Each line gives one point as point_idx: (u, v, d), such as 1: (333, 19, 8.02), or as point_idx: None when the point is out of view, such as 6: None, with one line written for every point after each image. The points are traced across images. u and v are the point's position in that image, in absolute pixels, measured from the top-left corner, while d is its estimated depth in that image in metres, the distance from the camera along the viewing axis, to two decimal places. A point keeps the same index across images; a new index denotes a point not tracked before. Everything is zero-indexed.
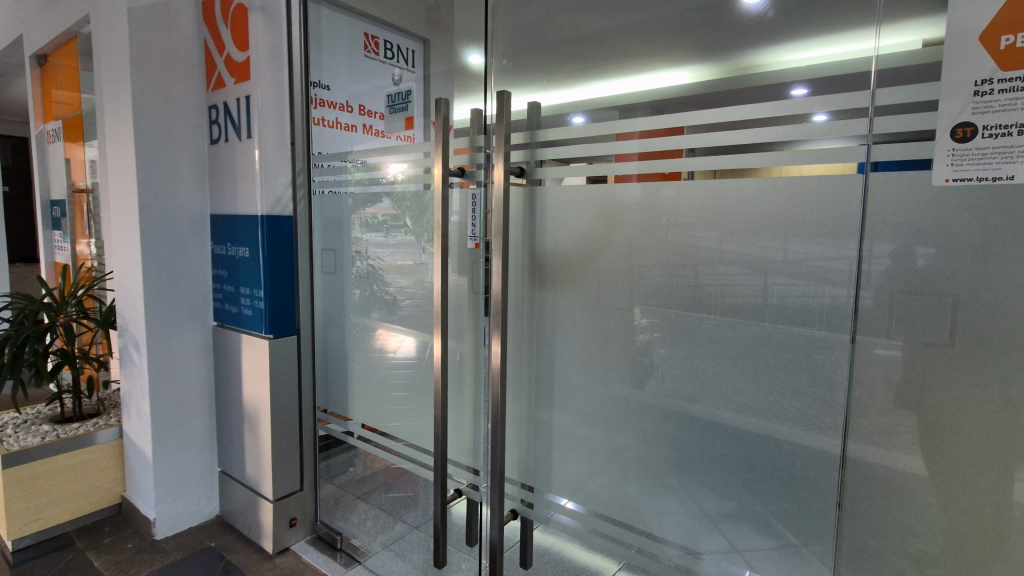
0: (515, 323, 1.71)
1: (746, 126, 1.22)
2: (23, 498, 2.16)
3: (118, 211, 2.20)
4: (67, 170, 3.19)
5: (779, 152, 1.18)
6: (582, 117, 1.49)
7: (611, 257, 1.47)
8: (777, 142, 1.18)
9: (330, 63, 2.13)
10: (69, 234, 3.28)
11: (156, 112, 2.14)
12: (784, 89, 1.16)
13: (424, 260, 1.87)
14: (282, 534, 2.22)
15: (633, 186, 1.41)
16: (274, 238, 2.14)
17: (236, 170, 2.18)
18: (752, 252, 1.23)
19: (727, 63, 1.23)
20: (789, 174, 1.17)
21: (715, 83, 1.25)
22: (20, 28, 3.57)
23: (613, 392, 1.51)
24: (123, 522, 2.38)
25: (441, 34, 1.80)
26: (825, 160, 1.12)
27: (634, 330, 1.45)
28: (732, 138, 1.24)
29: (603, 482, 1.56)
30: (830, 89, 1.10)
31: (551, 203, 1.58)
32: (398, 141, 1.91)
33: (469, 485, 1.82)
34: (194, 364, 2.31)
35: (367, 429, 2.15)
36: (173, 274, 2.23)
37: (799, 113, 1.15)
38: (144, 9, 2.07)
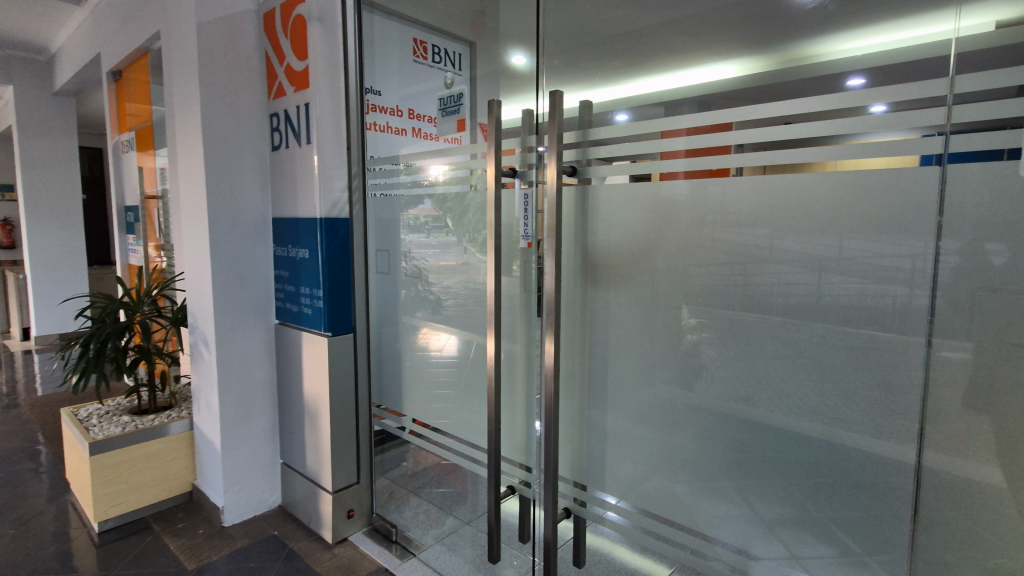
0: (567, 322, 1.71)
1: (800, 119, 1.18)
2: (107, 484, 2.32)
3: (189, 216, 2.33)
4: (140, 177, 3.40)
5: (834, 146, 1.14)
6: (625, 113, 1.49)
7: (664, 256, 1.45)
8: (833, 135, 1.14)
9: (382, 69, 2.20)
10: (142, 238, 3.49)
11: (223, 122, 2.25)
12: (839, 81, 1.12)
13: (468, 259, 1.91)
14: (340, 525, 2.30)
15: (679, 184, 1.40)
16: (331, 239, 2.22)
17: (296, 174, 2.27)
18: (805, 250, 1.19)
19: (784, 54, 1.19)
20: (846, 168, 1.13)
21: (766, 77, 1.22)
22: (97, 46, 3.84)
23: (666, 392, 1.49)
24: (195, 509, 2.52)
25: (489, 35, 1.82)
26: (885, 152, 1.08)
27: (682, 330, 1.44)
28: (782, 134, 1.21)
29: (657, 483, 1.54)
30: (889, 80, 1.06)
31: (602, 201, 1.58)
32: (447, 143, 1.94)
33: (522, 482, 1.84)
34: (258, 361, 2.42)
35: (418, 424, 2.19)
36: (239, 275, 2.34)
37: (854, 105, 1.10)
38: (210, 24, 2.19)
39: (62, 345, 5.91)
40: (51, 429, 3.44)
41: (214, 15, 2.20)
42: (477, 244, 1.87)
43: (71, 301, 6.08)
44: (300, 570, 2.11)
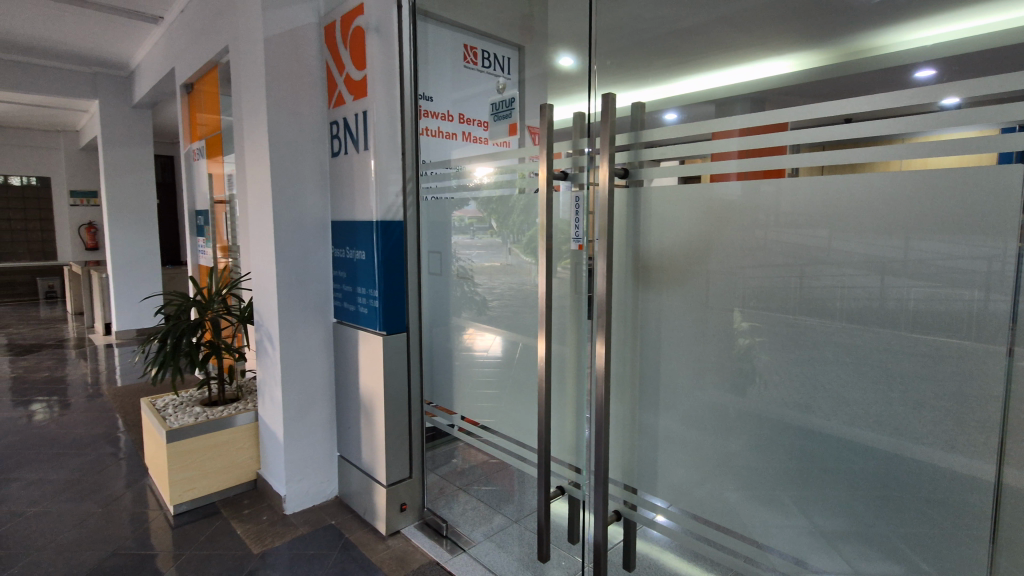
0: (618, 324, 1.70)
1: (862, 116, 1.14)
2: (182, 469, 2.49)
3: (256, 220, 2.47)
4: (210, 183, 3.61)
5: (899, 144, 1.10)
6: (674, 113, 1.48)
7: (719, 258, 1.43)
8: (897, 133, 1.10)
9: (435, 76, 2.26)
10: (211, 240, 3.71)
11: (287, 130, 2.37)
12: (907, 75, 1.06)
13: (511, 260, 1.96)
14: (394, 517, 2.38)
15: (732, 185, 1.39)
16: (386, 241, 2.30)
17: (354, 179, 2.36)
18: (867, 252, 1.15)
19: (840, 47, 1.13)
20: (911, 167, 1.09)
21: (823, 72, 1.17)
22: (172, 61, 4.12)
23: (720, 396, 1.47)
24: (259, 497, 2.66)
25: (539, 39, 1.83)
26: (955, 150, 1.04)
27: (734, 334, 1.42)
28: (842, 132, 1.17)
29: (710, 489, 1.52)
30: (964, 73, 1.00)
31: (653, 203, 1.57)
32: (498, 147, 1.98)
33: (571, 482, 1.84)
34: (318, 357, 2.53)
35: (467, 421, 2.24)
36: (301, 276, 2.46)
37: (922, 101, 1.05)
38: (276, 38, 2.31)
39: (141, 340, 6.36)
40: (130, 417, 3.71)
41: (280, 30, 2.32)
42: (520, 245, 1.91)
43: (149, 299, 6.53)
44: (355, 559, 2.19)
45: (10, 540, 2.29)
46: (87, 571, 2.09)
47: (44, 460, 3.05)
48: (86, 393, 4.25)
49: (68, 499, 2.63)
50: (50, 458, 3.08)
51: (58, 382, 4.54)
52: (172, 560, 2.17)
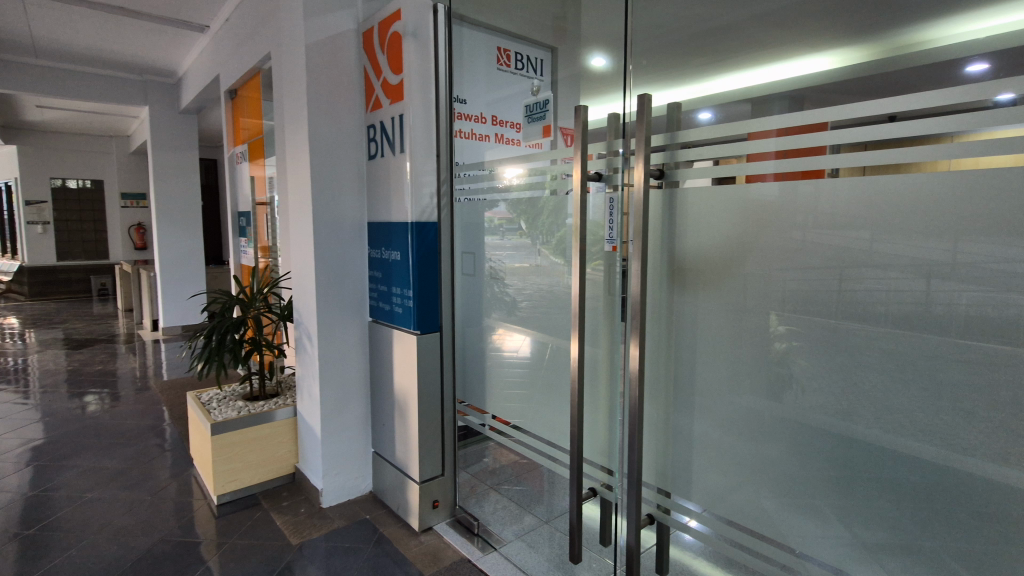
0: (652, 327, 1.69)
1: (907, 115, 1.10)
2: (225, 461, 2.58)
3: (296, 221, 2.55)
4: (251, 186, 3.73)
5: (946, 143, 1.06)
6: (709, 113, 1.46)
7: (758, 260, 1.40)
8: (944, 132, 1.07)
9: (470, 79, 2.29)
10: (252, 241, 3.84)
11: (326, 134, 2.43)
12: (959, 71, 1.02)
13: (538, 261, 1.98)
14: (426, 514, 2.41)
15: (769, 186, 1.36)
16: (421, 242, 2.34)
17: (390, 181, 2.41)
18: (915, 255, 1.11)
19: (883, 43, 1.10)
20: (959, 167, 1.05)
21: (867, 69, 1.14)
22: (217, 68, 4.28)
23: (757, 401, 1.44)
24: (297, 490, 2.74)
25: (572, 40, 1.84)
26: (1007, 149, 1.00)
27: (770, 338, 1.40)
28: (885, 132, 1.14)
29: (746, 495, 1.49)
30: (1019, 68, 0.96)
31: (689, 204, 1.55)
32: (531, 148, 1.99)
33: (604, 485, 1.84)
34: (354, 355, 2.59)
35: (499, 421, 2.25)
36: (338, 275, 2.52)
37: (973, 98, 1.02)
38: (316, 44, 2.38)
39: (186, 335, 6.62)
40: (176, 410, 3.87)
41: (320, 36, 2.39)
42: (550, 246, 1.93)
43: (194, 296, 6.80)
44: (389, 554, 2.23)
45: (68, 524, 2.42)
46: (138, 556, 2.20)
47: (96, 449, 3.21)
48: (135, 386, 4.45)
49: (119, 487, 2.76)
50: (102, 447, 3.24)
51: (110, 376, 4.77)
52: (216, 548, 2.25)
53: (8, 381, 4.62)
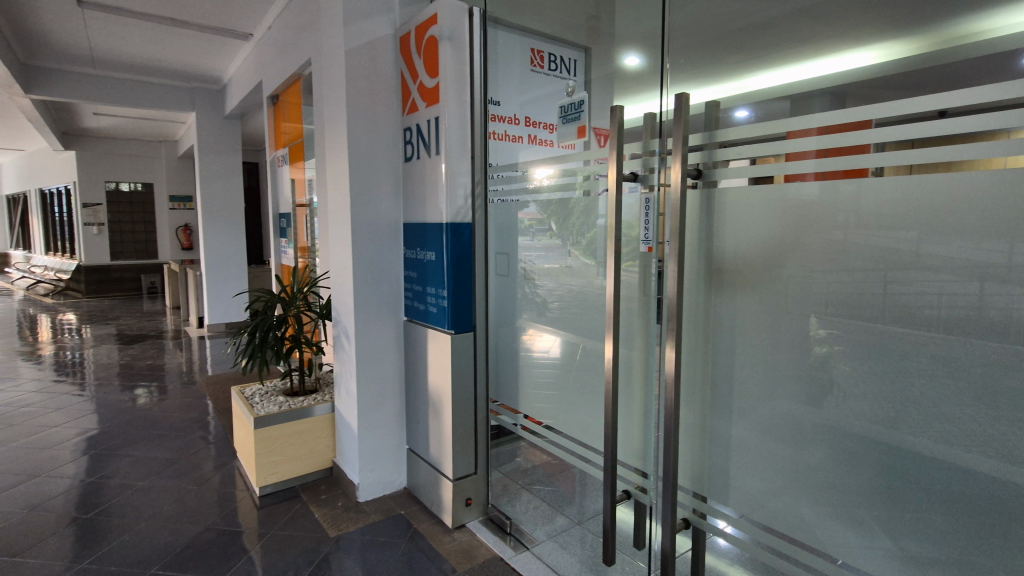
0: (688, 329, 1.67)
1: (956, 111, 1.06)
2: (266, 454, 2.67)
3: (335, 222, 2.61)
4: (292, 188, 3.85)
5: (999, 140, 1.02)
6: (747, 110, 1.43)
7: (798, 261, 1.37)
8: (997, 128, 1.02)
9: (505, 81, 2.31)
10: (292, 241, 3.96)
11: (363, 137, 2.49)
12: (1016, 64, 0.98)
13: (569, 261, 1.99)
14: (459, 511, 2.44)
15: (810, 186, 1.33)
16: (456, 242, 2.37)
17: (426, 183, 2.45)
18: (967, 257, 1.07)
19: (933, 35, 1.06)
20: (1014, 164, 1.01)
21: (916, 64, 1.10)
22: (260, 74, 4.43)
23: (797, 405, 1.41)
24: (334, 483, 2.81)
25: (606, 39, 1.83)
26: None
27: (810, 342, 1.36)
28: (933, 129, 1.10)
29: (785, 502, 1.45)
30: None
31: (727, 205, 1.53)
32: (564, 149, 2.00)
33: (638, 487, 1.82)
34: (389, 354, 2.64)
35: (531, 421, 2.25)
36: (375, 275, 2.57)
37: None
38: (354, 49, 2.43)
39: (230, 332, 6.87)
40: (220, 404, 4.03)
41: (358, 42, 2.44)
42: (580, 246, 1.94)
43: (238, 295, 7.05)
44: (423, 549, 2.26)
45: (121, 510, 2.55)
46: (185, 543, 2.30)
47: (146, 440, 3.36)
48: (182, 380, 4.65)
49: (168, 476, 2.89)
50: (151, 438, 3.39)
51: (159, 370, 5.00)
52: (257, 538, 2.33)
53: (67, 374, 4.89)
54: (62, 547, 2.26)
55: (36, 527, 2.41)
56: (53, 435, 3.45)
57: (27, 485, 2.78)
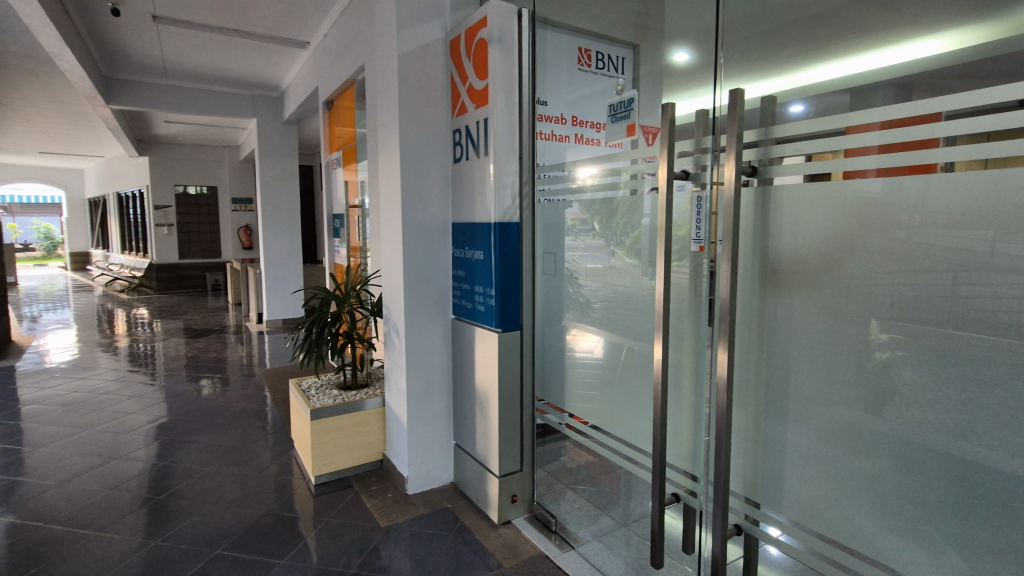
0: (742, 330, 1.63)
1: None
2: (320, 445, 2.78)
3: (387, 222, 2.70)
4: (345, 189, 3.98)
5: None
6: (803, 105, 1.39)
7: (859, 262, 1.31)
8: None
9: (553, 81, 2.32)
10: (345, 241, 4.10)
11: (414, 139, 2.55)
12: None
13: (613, 261, 2.00)
14: (505, 508, 2.47)
15: (872, 182, 1.27)
16: (504, 242, 2.40)
17: (475, 184, 2.49)
18: None
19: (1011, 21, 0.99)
20: None
21: (992, 53, 1.03)
22: (316, 80, 4.61)
23: (857, 411, 1.35)
24: (384, 475, 2.90)
25: (655, 36, 1.81)
26: None
27: (870, 346, 1.31)
28: (1009, 121, 1.03)
29: (845, 512, 1.40)
30: None
31: (784, 203, 1.48)
32: (612, 148, 1.99)
33: (687, 491, 1.79)
34: (436, 351, 2.70)
35: (577, 420, 2.25)
36: (424, 274, 2.64)
37: None
38: (406, 54, 2.50)
39: (287, 328, 7.20)
40: (278, 396, 4.23)
41: (410, 47, 2.51)
42: (624, 246, 1.94)
43: (294, 292, 7.37)
44: (469, 543, 2.30)
45: (188, 493, 2.72)
46: (247, 526, 2.42)
47: (211, 428, 3.58)
48: (244, 372, 4.91)
49: (230, 463, 3.06)
50: (215, 427, 3.60)
51: (222, 362, 5.29)
52: (313, 525, 2.44)
53: (141, 364, 5.26)
54: (138, 525, 2.43)
55: (115, 505, 2.60)
56: (129, 421, 3.71)
57: (106, 467, 3.00)
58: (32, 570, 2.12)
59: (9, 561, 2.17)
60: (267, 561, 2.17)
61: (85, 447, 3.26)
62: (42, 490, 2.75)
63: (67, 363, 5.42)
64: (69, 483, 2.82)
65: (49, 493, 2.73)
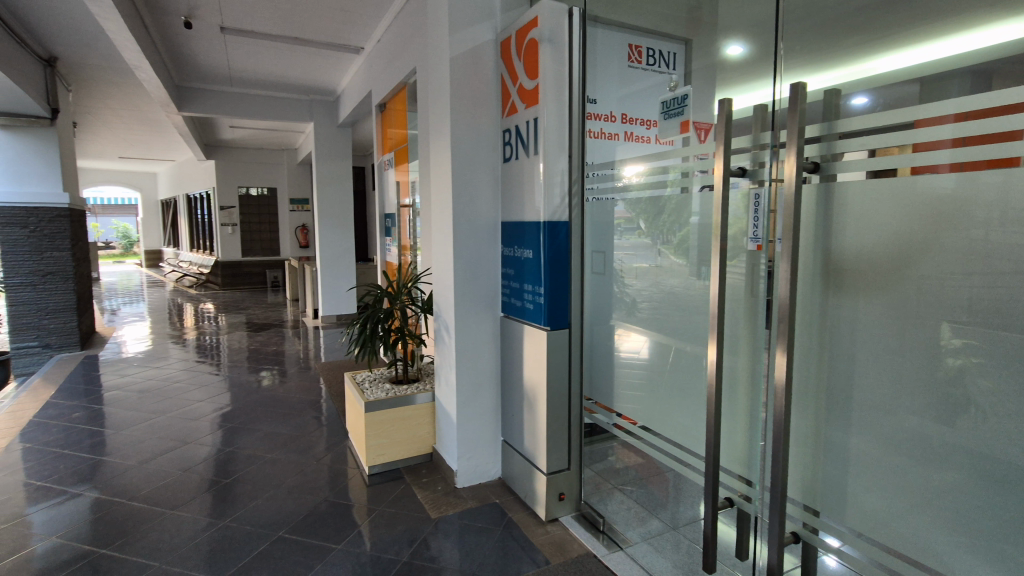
0: (802, 332, 1.57)
1: None
2: (373, 437, 2.87)
3: (438, 222, 2.76)
4: (397, 189, 4.09)
5: None
6: (867, 97, 1.32)
7: (932, 262, 1.24)
8: None
9: (603, 79, 2.30)
10: (397, 240, 4.21)
11: (464, 140, 2.60)
12: None
13: (659, 260, 1.99)
14: (553, 505, 2.48)
15: (944, 178, 1.21)
16: (553, 241, 2.40)
17: (524, 183, 2.51)
18: None
19: None
20: None
21: None
22: (370, 84, 4.76)
23: (926, 419, 1.28)
24: (434, 468, 2.97)
25: (709, 30, 1.77)
26: None
27: (941, 351, 1.24)
28: None
29: (913, 525, 1.33)
30: None
31: (849, 201, 1.42)
32: (665, 146, 1.96)
33: (742, 495, 1.75)
34: (485, 349, 2.74)
35: (625, 420, 2.23)
36: (473, 273, 2.68)
37: None
38: (458, 56, 2.55)
39: (341, 324, 7.46)
40: (333, 388, 4.40)
41: (461, 49, 2.56)
42: (671, 246, 1.93)
43: (348, 289, 7.63)
44: (516, 539, 2.33)
45: (252, 478, 2.88)
46: (306, 512, 2.54)
47: (272, 417, 3.77)
48: (301, 365, 5.13)
49: (290, 451, 3.22)
50: (275, 416, 3.79)
51: (281, 355, 5.55)
52: (366, 513, 2.53)
53: (208, 356, 5.59)
54: (208, 506, 2.60)
55: (187, 486, 2.79)
56: (197, 408, 3.96)
57: (179, 451, 3.22)
58: (117, 542, 2.31)
59: (97, 533, 2.37)
60: (325, 546, 2.27)
61: (161, 432, 3.51)
62: (124, 469, 2.98)
63: (143, 353, 5.83)
64: (148, 464, 3.04)
65: (130, 472, 2.95)
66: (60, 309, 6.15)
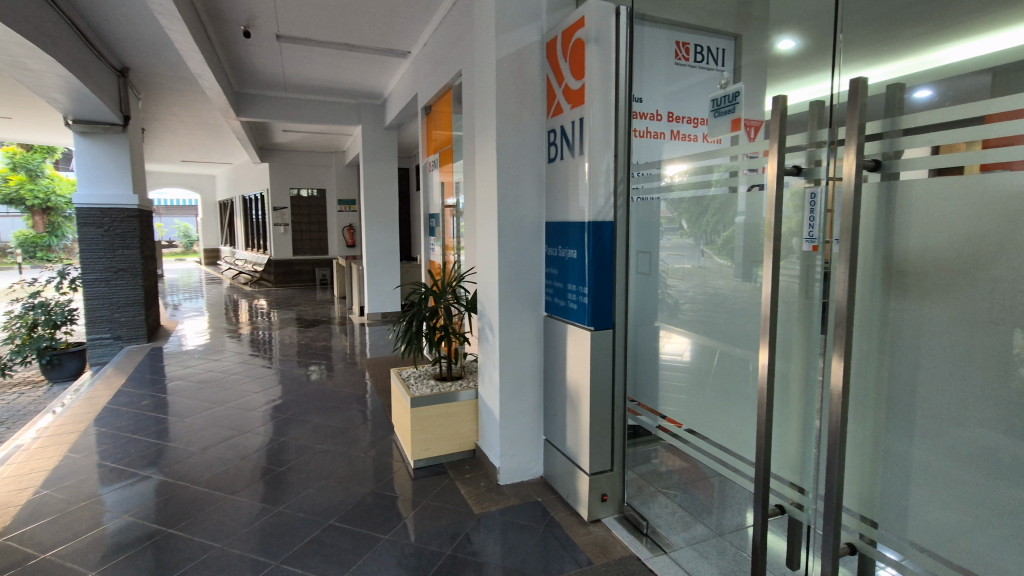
0: (860, 336, 1.51)
1: None
2: (417, 433, 2.94)
3: (482, 221, 2.80)
4: (442, 190, 4.16)
5: None
6: (932, 90, 1.25)
7: (1006, 264, 1.17)
8: None
9: (650, 77, 2.28)
10: (440, 240, 4.29)
11: (509, 140, 2.62)
12: None
13: (703, 260, 1.97)
14: (595, 506, 2.47)
15: (1020, 176, 1.14)
16: (598, 241, 2.39)
17: (568, 183, 2.51)
18: None
19: None
20: None
21: None
22: (416, 87, 4.87)
23: (998, 431, 1.21)
24: (476, 465, 3.01)
25: (760, 26, 1.73)
26: None
27: (1014, 360, 1.17)
28: None
29: (983, 542, 1.26)
30: None
31: (914, 200, 1.35)
32: (713, 144, 1.92)
33: (794, 503, 1.70)
34: (527, 348, 2.75)
35: (669, 423, 2.20)
36: (517, 272, 2.70)
37: None
38: (504, 58, 2.58)
39: (386, 322, 7.64)
40: (379, 384, 4.52)
41: (507, 51, 2.58)
42: (715, 246, 1.91)
43: (393, 288, 7.80)
44: (558, 537, 2.34)
45: (304, 467, 3.00)
46: (355, 502, 2.62)
47: (321, 410, 3.91)
48: (349, 361, 5.29)
49: (338, 443, 3.33)
50: (324, 409, 3.93)
51: (330, 351, 5.75)
52: (411, 506, 2.58)
53: (261, 350, 5.84)
54: (263, 493, 2.72)
55: (244, 473, 2.93)
56: (252, 400, 4.15)
57: (235, 439, 3.39)
58: (182, 523, 2.45)
59: (164, 514, 2.52)
60: (373, 535, 2.34)
61: (219, 421, 3.70)
62: (188, 455, 3.16)
63: (203, 346, 6.15)
64: (208, 451, 3.22)
65: (193, 457, 3.13)
66: (128, 303, 6.56)
